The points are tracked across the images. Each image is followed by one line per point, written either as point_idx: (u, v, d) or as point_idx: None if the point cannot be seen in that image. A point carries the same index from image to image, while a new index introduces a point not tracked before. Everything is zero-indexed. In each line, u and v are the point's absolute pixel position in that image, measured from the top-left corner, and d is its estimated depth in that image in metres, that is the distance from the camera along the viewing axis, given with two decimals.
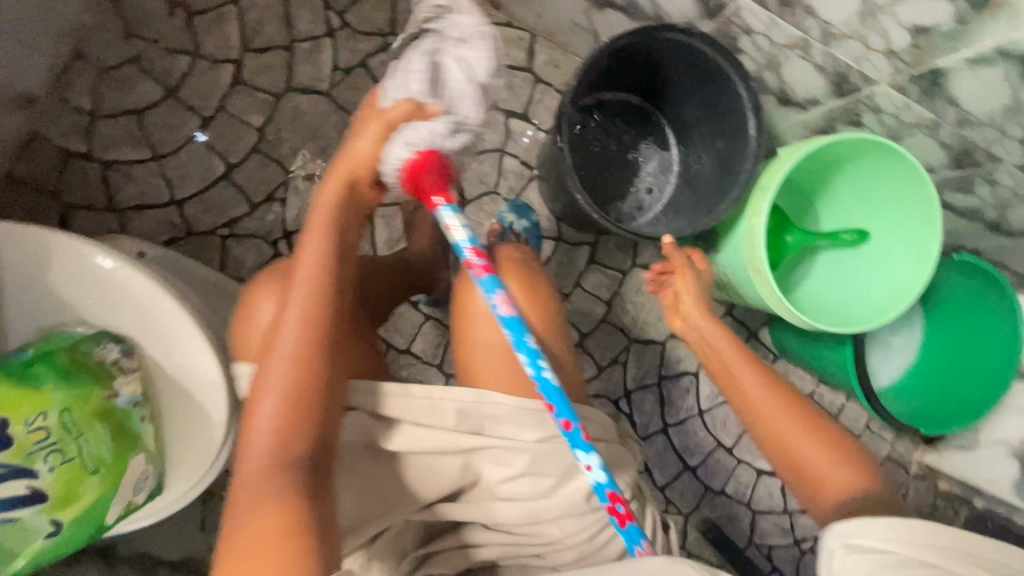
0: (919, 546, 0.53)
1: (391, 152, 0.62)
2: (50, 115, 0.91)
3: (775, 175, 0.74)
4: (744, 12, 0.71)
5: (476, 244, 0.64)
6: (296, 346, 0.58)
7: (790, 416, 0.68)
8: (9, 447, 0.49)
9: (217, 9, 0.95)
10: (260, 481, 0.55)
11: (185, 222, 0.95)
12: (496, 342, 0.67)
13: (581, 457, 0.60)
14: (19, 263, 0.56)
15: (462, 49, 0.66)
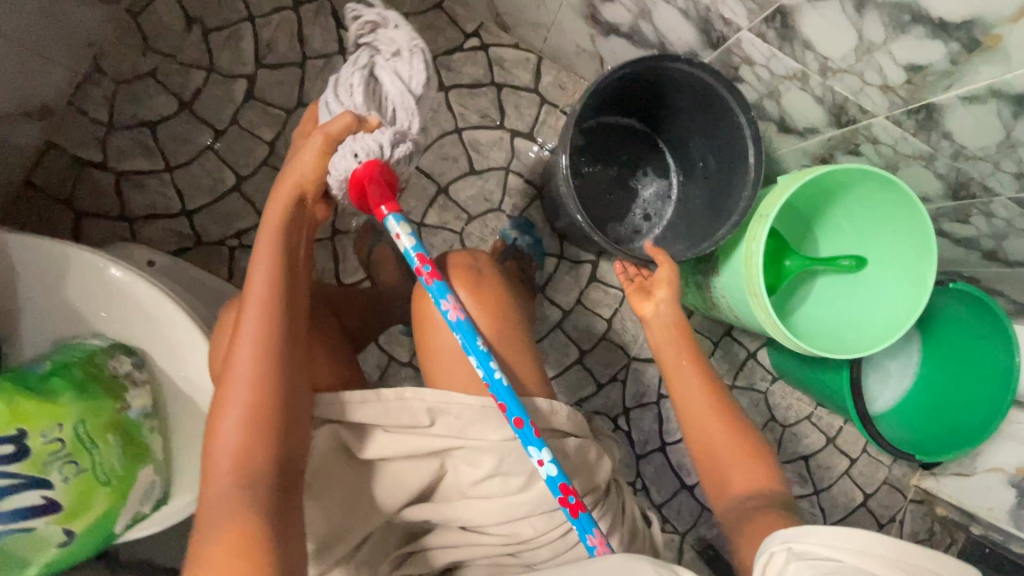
0: (865, 555, 0.45)
1: (335, 164, 0.63)
2: (65, 125, 0.93)
3: (774, 202, 0.75)
4: (745, 45, 0.72)
5: (423, 251, 0.65)
6: (255, 356, 0.55)
7: (714, 414, 0.71)
8: (25, 457, 0.47)
9: (231, 25, 0.97)
10: (224, 497, 0.51)
11: (194, 232, 0.97)
12: (450, 345, 0.68)
13: (533, 453, 0.60)
14: (34, 274, 0.57)
15: (397, 62, 0.65)
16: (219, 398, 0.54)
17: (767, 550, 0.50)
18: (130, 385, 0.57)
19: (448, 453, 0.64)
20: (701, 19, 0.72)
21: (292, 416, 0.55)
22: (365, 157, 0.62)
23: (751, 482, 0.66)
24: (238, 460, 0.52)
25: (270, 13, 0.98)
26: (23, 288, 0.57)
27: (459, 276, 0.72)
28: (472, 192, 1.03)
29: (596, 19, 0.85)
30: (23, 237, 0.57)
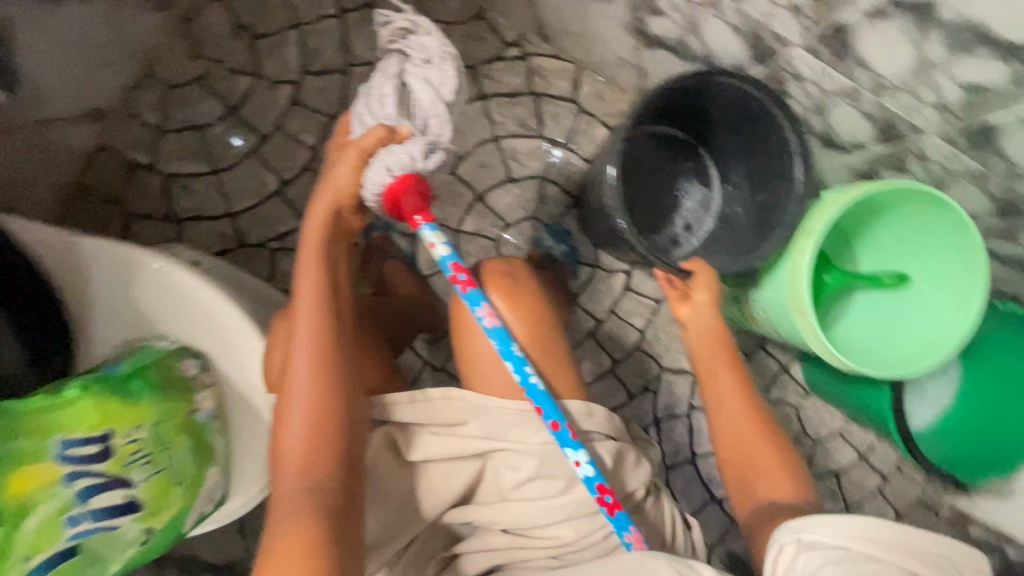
0: (867, 540, 0.51)
1: (371, 177, 0.63)
2: (117, 128, 0.95)
3: (821, 219, 0.75)
4: (795, 61, 0.72)
5: (457, 259, 0.66)
6: (312, 367, 0.57)
7: (748, 423, 0.72)
8: (109, 457, 0.51)
9: (278, 32, 0.99)
10: (294, 498, 0.54)
11: (237, 234, 0.98)
12: (485, 351, 0.67)
13: (569, 454, 0.61)
14: (109, 277, 0.60)
15: (428, 70, 0.65)
16: (280, 408, 0.57)
17: (778, 542, 0.55)
18: (197, 387, 0.58)
19: (490, 456, 0.65)
20: (751, 34, 0.72)
21: (356, 420, 0.58)
22: (400, 171, 0.62)
23: (773, 491, 0.68)
24: (303, 464, 0.55)
25: (317, 21, 1.00)
26: (97, 291, 0.60)
27: (494, 285, 0.71)
28: (508, 200, 1.04)
29: (641, 32, 0.85)
30: (99, 242, 0.60)
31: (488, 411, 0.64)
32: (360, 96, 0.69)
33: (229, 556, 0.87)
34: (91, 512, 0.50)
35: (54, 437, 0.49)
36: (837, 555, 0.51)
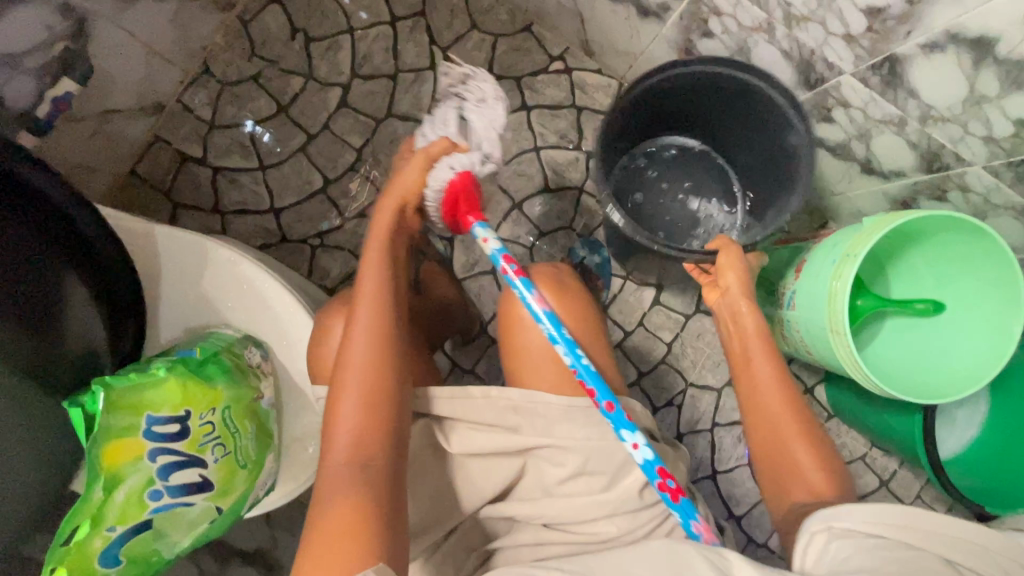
0: (900, 527, 0.48)
1: (435, 175, 0.67)
2: (173, 122, 0.99)
3: (861, 243, 0.76)
4: (844, 89, 0.73)
5: (508, 252, 0.69)
6: (370, 351, 0.58)
7: (788, 418, 0.67)
8: (185, 438, 0.54)
9: (332, 37, 1.02)
10: (343, 480, 0.53)
11: (279, 229, 1.01)
12: (537, 343, 0.70)
13: (627, 436, 0.62)
14: (177, 266, 0.62)
15: (484, 102, 0.71)
16: (334, 391, 0.57)
17: (807, 534, 0.52)
18: (261, 375, 0.61)
19: (531, 451, 0.66)
20: (802, 60, 0.73)
21: (404, 403, 0.58)
22: (461, 169, 0.67)
23: (808, 491, 0.63)
24: (355, 443, 0.55)
25: (369, 27, 1.03)
26: (164, 278, 0.62)
27: (542, 280, 0.74)
28: (544, 209, 1.06)
29: (689, 52, 0.86)
30: (170, 230, 0.62)
31: (534, 408, 0.65)
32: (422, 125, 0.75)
33: (256, 545, 0.88)
34: (168, 488, 0.52)
35: (143, 413, 0.52)
36: (868, 543, 0.48)
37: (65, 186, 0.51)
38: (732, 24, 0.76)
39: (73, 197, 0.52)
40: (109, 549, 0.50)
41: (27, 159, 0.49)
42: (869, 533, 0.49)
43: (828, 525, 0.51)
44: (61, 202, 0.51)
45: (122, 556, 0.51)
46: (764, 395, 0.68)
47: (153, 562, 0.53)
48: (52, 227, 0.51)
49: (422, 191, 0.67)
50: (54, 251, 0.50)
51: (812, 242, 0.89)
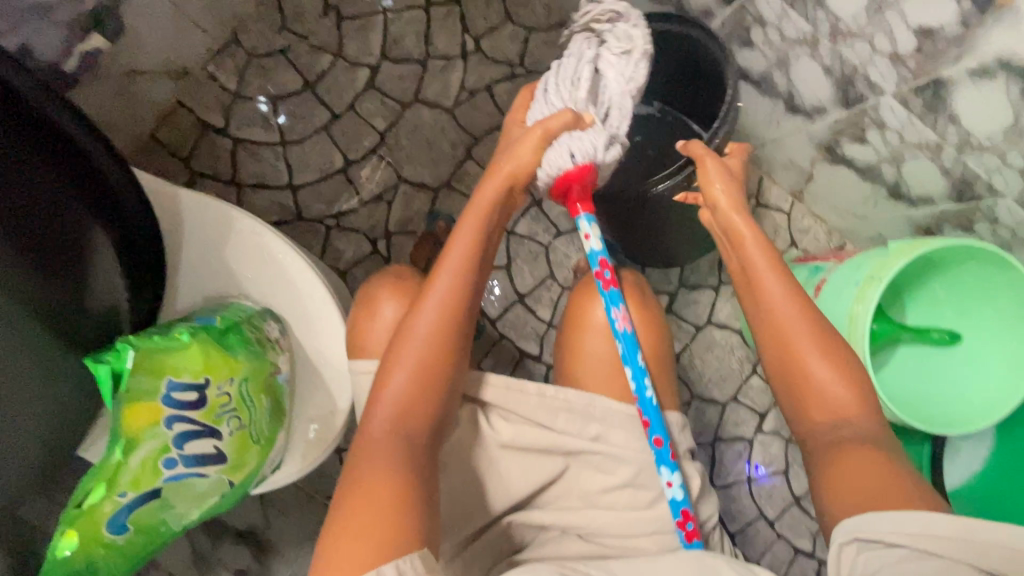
0: (926, 536, 0.46)
1: (550, 158, 0.64)
2: (196, 89, 0.97)
3: (889, 266, 0.75)
4: (882, 109, 0.72)
5: (606, 256, 0.71)
6: (435, 327, 0.58)
7: (819, 348, 0.58)
8: (202, 407, 0.53)
9: (365, 17, 1.01)
10: (382, 450, 0.53)
11: (296, 207, 0.99)
12: (602, 354, 0.72)
13: (664, 473, 0.65)
14: (198, 232, 0.61)
15: (624, 61, 0.67)
16: (388, 358, 0.57)
17: (835, 547, 0.50)
18: (280, 351, 0.60)
19: (577, 456, 0.69)
20: (842, 77, 0.72)
21: (451, 387, 0.59)
22: (583, 159, 0.64)
23: (840, 431, 0.56)
24: (398, 416, 0.56)
25: (403, 10, 1.01)
26: (184, 243, 0.61)
27: (627, 288, 0.77)
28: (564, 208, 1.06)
29: None
30: (195, 194, 0.61)
31: (592, 412, 0.68)
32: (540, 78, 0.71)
33: (248, 523, 0.87)
34: (183, 458, 0.52)
35: (165, 377, 0.52)
36: (894, 557, 0.46)
37: (96, 135, 0.50)
38: (775, 35, 0.74)
39: (104, 147, 0.50)
40: (118, 514, 0.49)
41: (61, 103, 0.47)
42: (894, 544, 0.47)
43: (852, 536, 0.49)
44: (91, 151, 0.50)
45: (129, 523, 0.50)
46: (785, 324, 0.59)
47: (161, 532, 0.53)
48: (81, 177, 0.49)
49: (534, 171, 0.65)
50: (81, 202, 0.49)
51: (831, 263, 0.88)
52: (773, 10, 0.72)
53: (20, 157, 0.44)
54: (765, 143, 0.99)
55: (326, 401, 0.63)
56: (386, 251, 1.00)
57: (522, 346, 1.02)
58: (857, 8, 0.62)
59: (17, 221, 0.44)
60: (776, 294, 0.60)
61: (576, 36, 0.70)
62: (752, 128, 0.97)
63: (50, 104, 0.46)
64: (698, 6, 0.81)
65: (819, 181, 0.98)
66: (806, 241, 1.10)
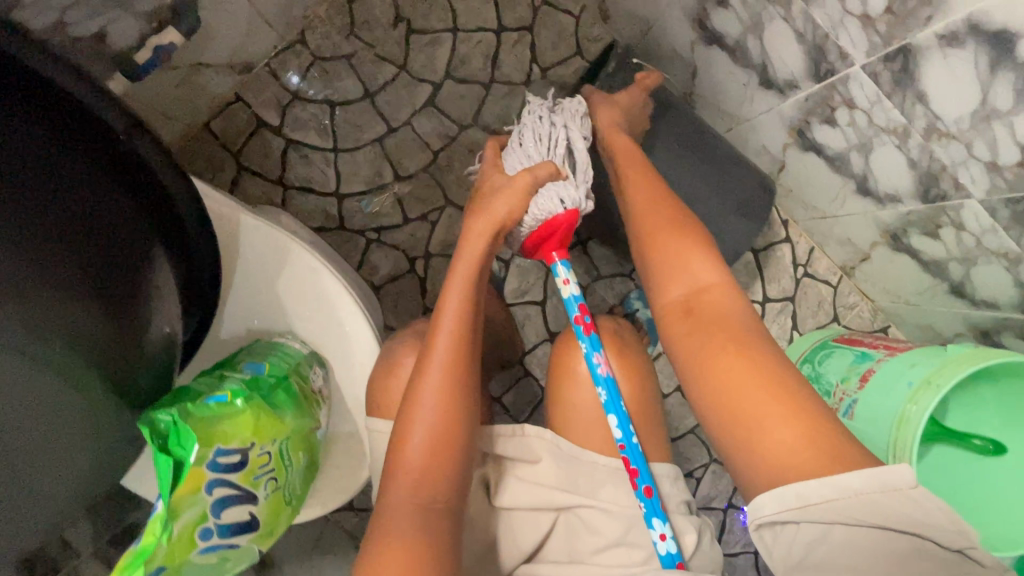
0: (805, 504, 0.48)
1: (539, 203, 0.67)
2: (256, 85, 0.96)
3: (947, 375, 0.72)
4: (965, 211, 0.69)
5: (582, 301, 0.72)
6: (443, 377, 0.58)
7: (661, 217, 0.68)
8: (243, 470, 0.53)
9: (434, 33, 0.99)
10: (406, 516, 0.53)
11: (339, 215, 0.98)
12: (587, 405, 0.70)
13: (657, 526, 0.62)
14: (254, 261, 0.61)
15: (574, 126, 0.73)
16: (404, 415, 0.57)
17: (754, 533, 0.51)
18: (320, 402, 0.61)
19: (568, 509, 0.67)
20: (927, 173, 0.69)
21: (471, 450, 0.58)
22: (571, 205, 0.67)
23: (689, 291, 0.64)
24: (417, 478, 0.55)
25: (473, 30, 0.99)
26: (238, 272, 0.61)
27: (605, 333, 0.75)
28: (607, 253, 1.04)
29: (801, 132, 0.82)
30: (257, 222, 0.60)
31: (582, 464, 0.68)
32: (511, 135, 0.76)
33: None
34: (218, 527, 0.52)
35: (214, 444, 0.51)
36: (792, 534, 0.48)
37: (177, 169, 0.47)
38: (863, 119, 0.70)
39: (184, 182, 0.48)
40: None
41: (151, 139, 0.45)
42: (785, 519, 0.49)
43: (755, 524, 0.51)
44: (170, 184, 0.47)
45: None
46: (639, 206, 0.71)
47: None
48: (155, 210, 0.47)
49: (520, 216, 0.67)
50: (155, 238, 0.46)
51: (882, 353, 0.84)
52: (867, 96, 0.66)
53: (98, 191, 0.42)
54: (825, 217, 0.96)
55: (354, 442, 0.65)
56: (423, 271, 0.99)
57: (545, 387, 0.99)
58: (962, 112, 0.58)
59: (84, 254, 0.41)
60: (635, 178, 0.73)
61: (528, 107, 0.76)
62: (814, 200, 0.94)
63: (138, 139, 0.44)
64: (784, 77, 0.76)
65: (875, 263, 0.95)
66: (849, 317, 1.07)
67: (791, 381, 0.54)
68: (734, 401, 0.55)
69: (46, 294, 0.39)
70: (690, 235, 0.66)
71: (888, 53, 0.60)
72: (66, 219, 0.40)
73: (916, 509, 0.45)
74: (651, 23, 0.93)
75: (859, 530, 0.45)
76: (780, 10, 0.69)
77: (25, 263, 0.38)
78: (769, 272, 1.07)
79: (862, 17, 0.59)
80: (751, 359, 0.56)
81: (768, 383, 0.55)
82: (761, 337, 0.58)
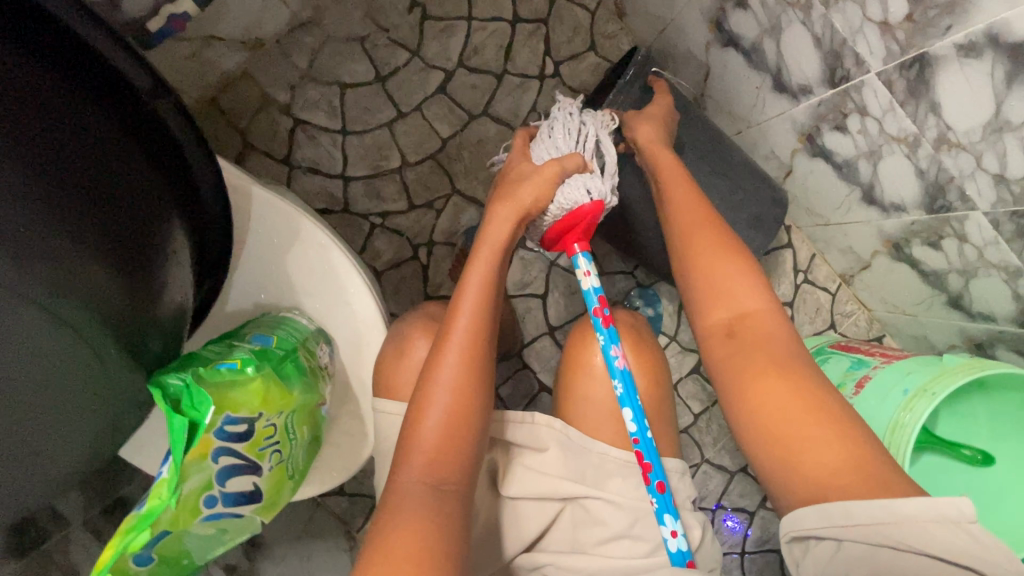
0: (853, 526, 0.49)
1: (566, 192, 0.66)
2: (266, 62, 0.95)
3: (943, 382, 0.73)
4: (969, 223, 0.70)
5: (603, 294, 0.71)
6: (461, 364, 0.58)
7: (707, 232, 0.68)
8: (248, 440, 0.53)
9: (449, 21, 0.98)
10: (417, 499, 0.52)
11: (344, 198, 0.97)
12: (602, 398, 0.70)
13: (668, 522, 0.63)
14: (265, 234, 0.60)
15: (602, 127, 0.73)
16: (420, 399, 0.57)
17: (785, 544, 0.54)
18: (326, 379, 0.61)
19: (574, 500, 0.67)
20: (935, 184, 0.69)
21: (482, 437, 0.58)
22: (597, 196, 0.66)
23: (730, 308, 0.64)
24: (430, 463, 0.54)
25: (488, 19, 0.99)
26: (251, 245, 0.60)
27: (623, 328, 0.75)
28: (611, 249, 1.04)
29: (810, 138, 0.82)
30: (269, 194, 0.60)
31: (590, 456, 0.68)
32: (539, 128, 0.75)
33: None
34: (222, 496, 0.52)
35: (223, 412, 0.51)
36: (828, 550, 0.50)
37: (195, 132, 0.48)
38: (874, 128, 0.70)
39: (201, 147, 0.49)
40: (145, 548, 0.48)
41: (173, 102, 0.46)
42: (828, 537, 0.50)
43: (788, 535, 0.53)
44: (189, 148, 0.48)
45: (155, 554, 0.49)
46: (682, 218, 0.70)
47: (184, 564, 0.52)
48: (174, 174, 0.47)
49: (545, 205, 0.67)
50: (172, 200, 0.46)
51: (878, 360, 0.85)
52: (880, 104, 0.67)
53: (119, 148, 0.41)
54: (828, 224, 0.97)
55: (357, 422, 0.65)
56: (426, 259, 0.98)
57: (543, 380, 1.00)
58: (974, 124, 0.59)
59: (103, 212, 0.40)
60: (678, 189, 0.72)
61: (557, 105, 0.76)
62: (819, 207, 0.95)
63: (162, 101, 0.45)
64: (798, 81, 0.77)
65: (874, 272, 0.96)
66: (845, 324, 1.08)
67: (840, 410, 0.55)
68: (773, 420, 0.56)
69: (62, 250, 0.38)
70: (734, 252, 0.66)
71: (905, 62, 0.60)
72: (86, 174, 0.39)
73: (970, 543, 0.45)
74: (667, 22, 0.93)
75: (905, 555, 0.47)
76: (799, 14, 0.69)
77: (45, 216, 0.37)
78: (769, 276, 1.08)
79: (882, 24, 0.60)
80: (791, 379, 0.57)
81: (814, 408, 0.55)
82: (808, 365, 0.58)
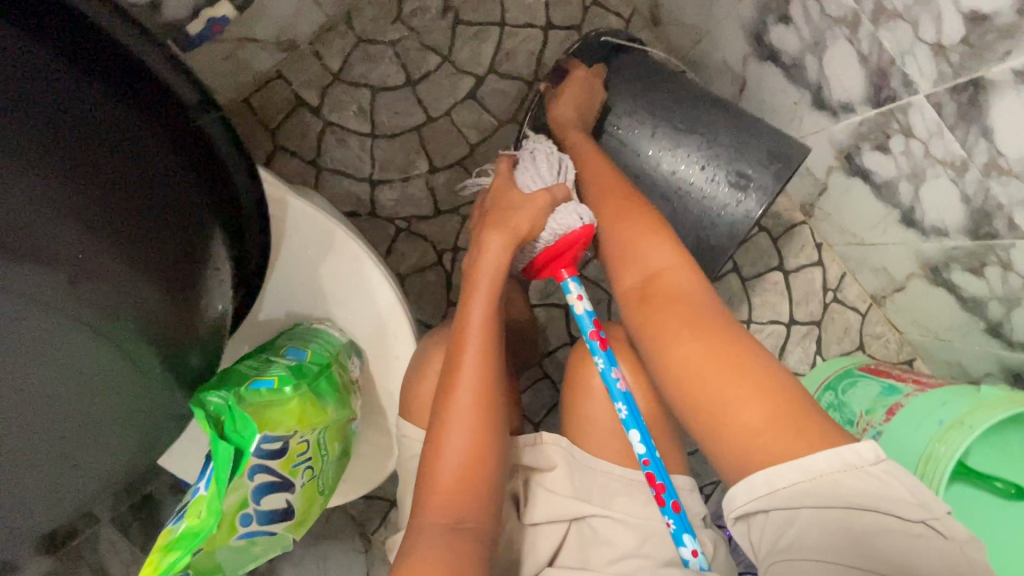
0: (774, 493, 0.50)
1: (558, 218, 0.66)
2: (298, 64, 0.95)
3: (980, 416, 0.71)
4: (1016, 252, 0.67)
5: (594, 318, 0.70)
6: (475, 399, 0.57)
7: (614, 188, 0.70)
8: (282, 457, 0.53)
9: (481, 26, 0.98)
10: (440, 535, 0.53)
11: (371, 202, 0.97)
12: (606, 417, 0.69)
13: (687, 541, 0.62)
14: (300, 244, 0.60)
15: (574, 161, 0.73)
16: (434, 432, 0.57)
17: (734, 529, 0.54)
18: (355, 393, 0.61)
19: (580, 518, 0.66)
20: (981, 210, 0.67)
21: (502, 469, 0.57)
22: (588, 221, 0.66)
23: (644, 263, 0.66)
24: (448, 500, 0.55)
25: (521, 25, 0.98)
26: (283, 256, 0.60)
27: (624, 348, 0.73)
28: None
29: (849, 157, 0.80)
30: (304, 205, 0.60)
31: (596, 474, 0.67)
32: (519, 157, 0.74)
33: None
34: (257, 514, 0.53)
35: (261, 431, 0.51)
36: (764, 521, 0.51)
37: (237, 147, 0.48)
38: (919, 149, 0.68)
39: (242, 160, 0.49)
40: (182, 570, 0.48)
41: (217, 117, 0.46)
42: (760, 511, 0.51)
43: (730, 516, 0.53)
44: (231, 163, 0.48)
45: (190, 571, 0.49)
46: (592, 177, 0.72)
47: None
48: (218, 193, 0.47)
49: (538, 232, 0.66)
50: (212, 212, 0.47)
51: (909, 387, 0.82)
52: (927, 127, 0.65)
53: (165, 163, 0.42)
54: (861, 243, 0.94)
55: (377, 429, 0.65)
56: (450, 265, 0.98)
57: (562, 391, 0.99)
58: None
59: (146, 227, 0.41)
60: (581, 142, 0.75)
61: (528, 143, 0.76)
62: (851, 225, 0.93)
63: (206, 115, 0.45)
64: (838, 99, 0.75)
65: (909, 295, 0.93)
66: (875, 345, 1.05)
67: (759, 361, 0.56)
68: (698, 383, 0.57)
69: (110, 264, 0.39)
70: (641, 211, 0.68)
71: (957, 85, 0.58)
72: (128, 189, 0.40)
73: (871, 483, 0.48)
74: (703, 33, 0.91)
75: (823, 511, 0.48)
76: (845, 31, 0.67)
77: (86, 228, 0.38)
78: (798, 294, 1.05)
79: (935, 45, 0.58)
80: (705, 339, 0.59)
81: (728, 362, 0.57)
82: (724, 319, 0.61)
